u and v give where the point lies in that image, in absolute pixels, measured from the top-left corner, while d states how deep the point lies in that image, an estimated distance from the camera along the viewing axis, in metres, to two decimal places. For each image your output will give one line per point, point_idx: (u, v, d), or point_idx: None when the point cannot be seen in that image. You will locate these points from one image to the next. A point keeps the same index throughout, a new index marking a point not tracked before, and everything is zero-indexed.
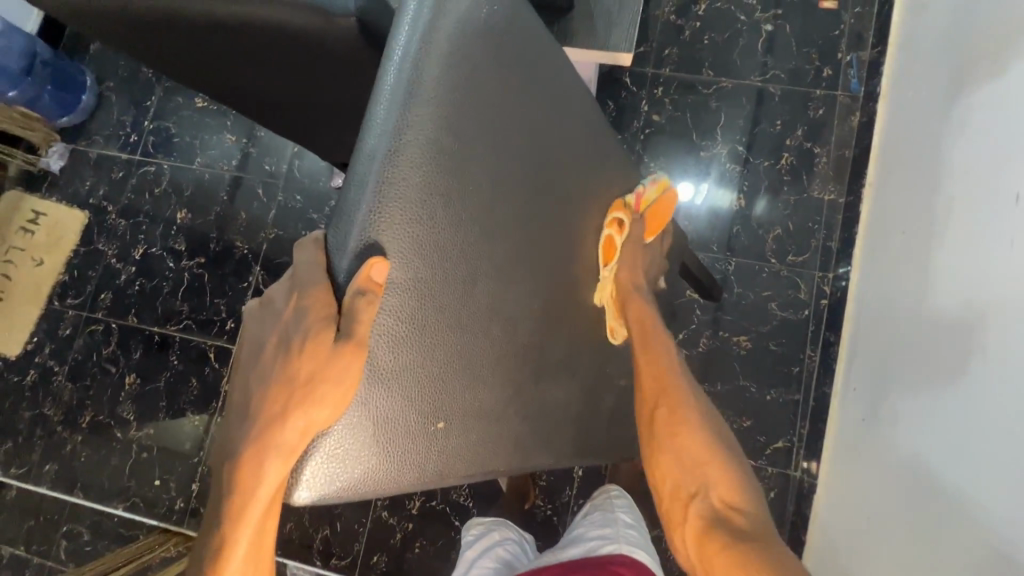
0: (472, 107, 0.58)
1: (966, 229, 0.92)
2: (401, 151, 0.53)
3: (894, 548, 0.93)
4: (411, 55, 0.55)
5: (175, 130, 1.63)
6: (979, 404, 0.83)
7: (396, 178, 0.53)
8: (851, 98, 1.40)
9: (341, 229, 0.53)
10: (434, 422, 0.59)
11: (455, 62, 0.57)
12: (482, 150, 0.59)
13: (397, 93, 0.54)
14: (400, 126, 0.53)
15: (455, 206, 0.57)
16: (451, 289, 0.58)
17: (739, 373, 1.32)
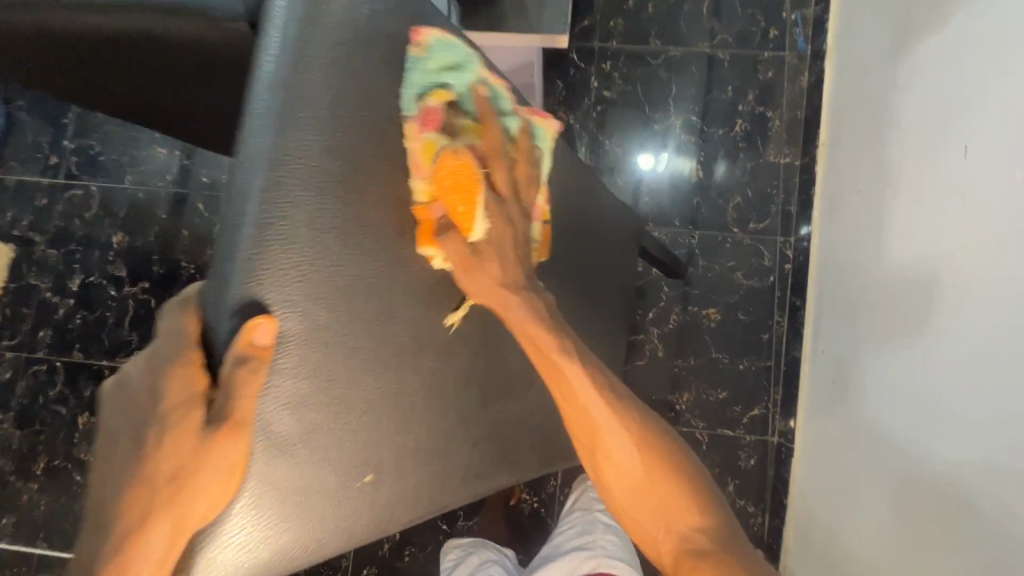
0: (348, 151, 0.54)
1: (916, 188, 0.92)
2: (273, 209, 0.51)
3: (871, 506, 0.95)
4: (272, 105, 0.51)
5: (100, 148, 1.52)
6: (941, 363, 0.84)
7: (270, 247, 0.51)
8: (799, 58, 1.38)
9: (216, 292, 0.51)
10: (358, 475, 0.60)
11: (329, 103, 0.53)
12: (370, 195, 0.57)
13: (261, 152, 0.50)
14: (268, 185, 0.51)
15: (342, 261, 0.55)
16: (353, 344, 0.57)
17: (711, 346, 1.32)
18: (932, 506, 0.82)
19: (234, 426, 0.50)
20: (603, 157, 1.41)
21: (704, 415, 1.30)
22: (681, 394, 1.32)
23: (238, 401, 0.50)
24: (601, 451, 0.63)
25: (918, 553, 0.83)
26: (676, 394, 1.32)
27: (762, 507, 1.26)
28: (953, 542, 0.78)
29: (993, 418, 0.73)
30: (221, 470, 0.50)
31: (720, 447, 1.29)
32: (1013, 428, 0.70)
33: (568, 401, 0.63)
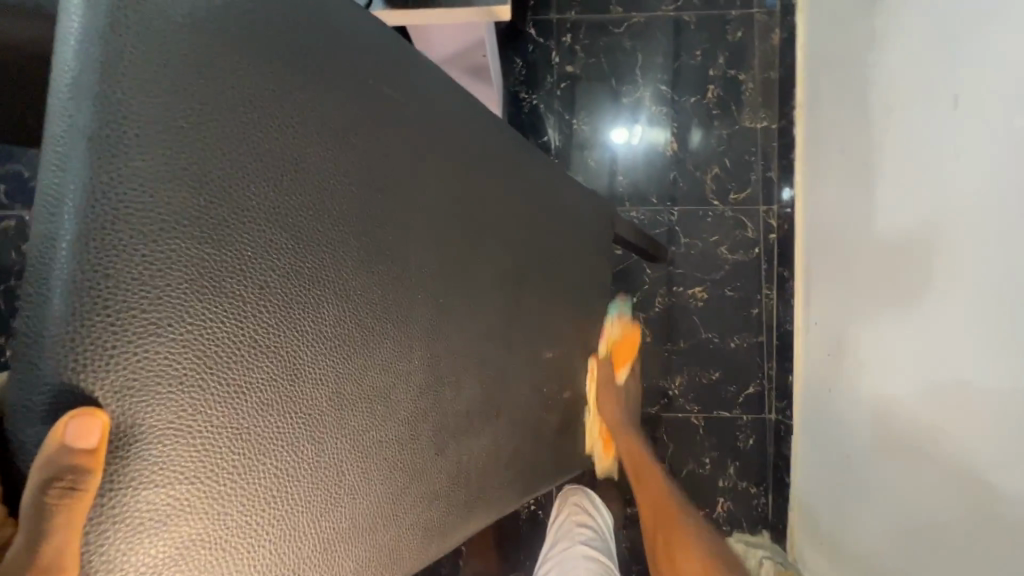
0: (223, 170, 0.42)
1: (907, 144, 0.85)
2: (98, 240, 0.37)
3: (877, 484, 0.91)
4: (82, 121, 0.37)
5: (28, 173, 1.39)
6: (942, 332, 0.78)
7: (100, 304, 0.37)
8: (768, 14, 1.30)
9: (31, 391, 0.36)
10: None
11: (154, 129, 0.39)
12: (243, 234, 0.43)
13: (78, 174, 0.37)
14: (92, 217, 0.37)
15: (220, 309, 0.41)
16: (249, 427, 0.43)
17: (700, 326, 1.27)
18: (936, 482, 0.78)
19: (36, 549, 0.35)
20: (572, 138, 1.33)
21: (698, 398, 1.26)
22: (673, 378, 1.27)
23: (52, 517, 0.35)
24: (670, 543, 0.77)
25: (923, 532, 0.80)
26: (667, 379, 1.27)
27: (764, 486, 1.23)
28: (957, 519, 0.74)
29: (992, 389, 0.68)
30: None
31: (717, 429, 1.25)
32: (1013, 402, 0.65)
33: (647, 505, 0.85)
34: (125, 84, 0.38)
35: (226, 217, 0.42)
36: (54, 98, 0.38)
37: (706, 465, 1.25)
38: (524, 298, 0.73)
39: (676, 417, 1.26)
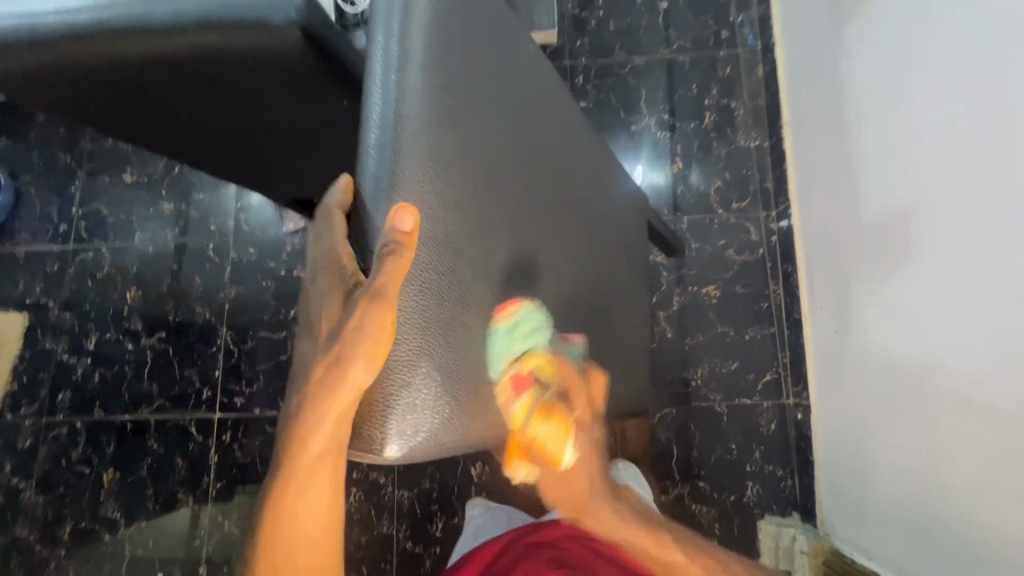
0: (466, 78, 0.59)
1: (881, 136, 1.01)
2: (408, 107, 0.53)
3: (895, 438, 0.99)
4: (394, 38, 0.55)
5: (107, 211, 1.57)
6: (934, 286, 0.90)
7: (410, 146, 0.53)
8: (751, 52, 1.52)
9: (369, 200, 0.52)
10: (485, 373, 0.58)
11: (430, 50, 0.56)
12: (476, 118, 0.60)
13: (392, 66, 0.54)
14: (403, 93, 0.53)
15: (466, 165, 0.58)
16: (477, 254, 0.58)
17: (715, 321, 1.39)
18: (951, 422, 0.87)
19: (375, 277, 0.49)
20: None
21: (720, 387, 1.35)
22: (695, 370, 1.37)
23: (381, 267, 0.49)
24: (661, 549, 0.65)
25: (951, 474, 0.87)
26: (690, 371, 1.37)
27: (789, 468, 1.30)
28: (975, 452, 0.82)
29: (991, 323, 0.79)
30: (366, 342, 0.49)
31: (741, 416, 1.34)
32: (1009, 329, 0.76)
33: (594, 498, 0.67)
34: (412, 25, 0.55)
35: (466, 107, 0.59)
36: (374, 26, 0.56)
37: (732, 450, 1.32)
38: (599, 244, 0.83)
39: (700, 405, 1.35)
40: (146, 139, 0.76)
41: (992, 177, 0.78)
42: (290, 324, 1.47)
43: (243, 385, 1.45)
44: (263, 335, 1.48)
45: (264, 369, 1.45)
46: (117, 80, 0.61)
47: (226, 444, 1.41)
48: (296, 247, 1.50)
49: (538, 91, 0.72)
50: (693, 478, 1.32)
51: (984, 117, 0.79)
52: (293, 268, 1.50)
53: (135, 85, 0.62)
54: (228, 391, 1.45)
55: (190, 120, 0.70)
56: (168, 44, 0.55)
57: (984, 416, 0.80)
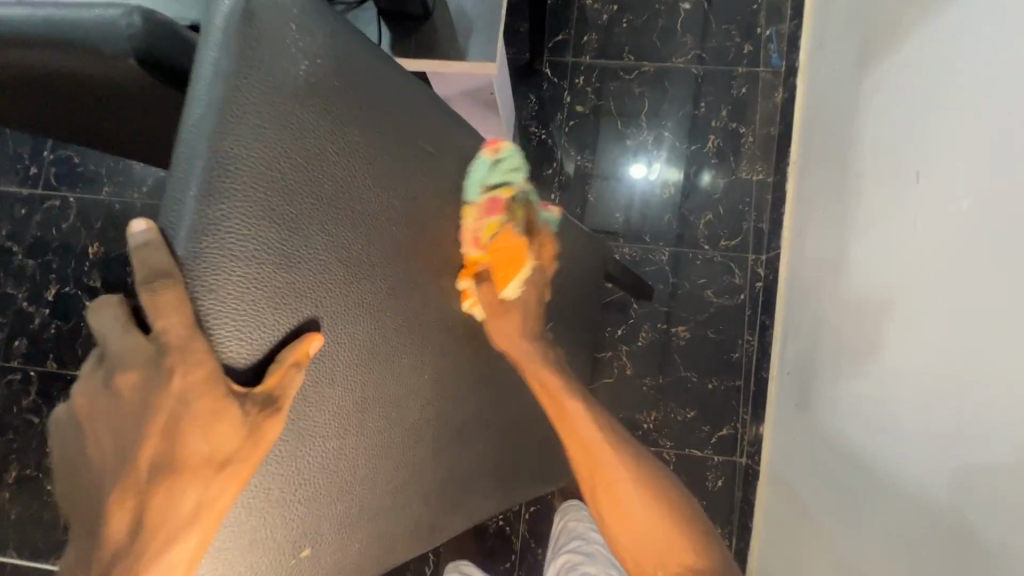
0: (326, 162, 0.48)
1: (876, 210, 0.90)
2: (212, 173, 0.42)
3: (825, 536, 0.93)
4: (223, 82, 0.42)
5: (78, 159, 1.53)
6: (892, 392, 0.81)
7: (222, 220, 0.42)
8: (773, 73, 1.37)
9: (172, 214, 0.42)
10: (297, 551, 0.54)
11: (260, 151, 0.43)
12: (315, 228, 0.48)
13: (211, 112, 0.42)
14: (216, 158, 0.42)
15: (315, 254, 0.48)
16: (324, 376, 0.51)
17: (681, 366, 1.31)
18: (891, 539, 0.78)
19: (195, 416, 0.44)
20: (577, 175, 1.40)
21: (672, 434, 1.29)
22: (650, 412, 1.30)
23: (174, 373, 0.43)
24: (610, 488, 0.64)
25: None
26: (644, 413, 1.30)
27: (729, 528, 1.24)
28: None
29: (951, 444, 0.69)
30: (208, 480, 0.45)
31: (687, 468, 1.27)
32: (972, 459, 0.65)
33: (578, 445, 0.67)
34: (238, 125, 0.42)
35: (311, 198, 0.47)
36: (201, 57, 0.43)
37: None
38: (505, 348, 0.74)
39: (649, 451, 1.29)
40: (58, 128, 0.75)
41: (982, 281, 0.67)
42: None
43: None
44: None
45: None
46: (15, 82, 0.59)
47: None
48: None
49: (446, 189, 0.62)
50: None
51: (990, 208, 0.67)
52: None
53: (20, 85, 0.60)
54: None
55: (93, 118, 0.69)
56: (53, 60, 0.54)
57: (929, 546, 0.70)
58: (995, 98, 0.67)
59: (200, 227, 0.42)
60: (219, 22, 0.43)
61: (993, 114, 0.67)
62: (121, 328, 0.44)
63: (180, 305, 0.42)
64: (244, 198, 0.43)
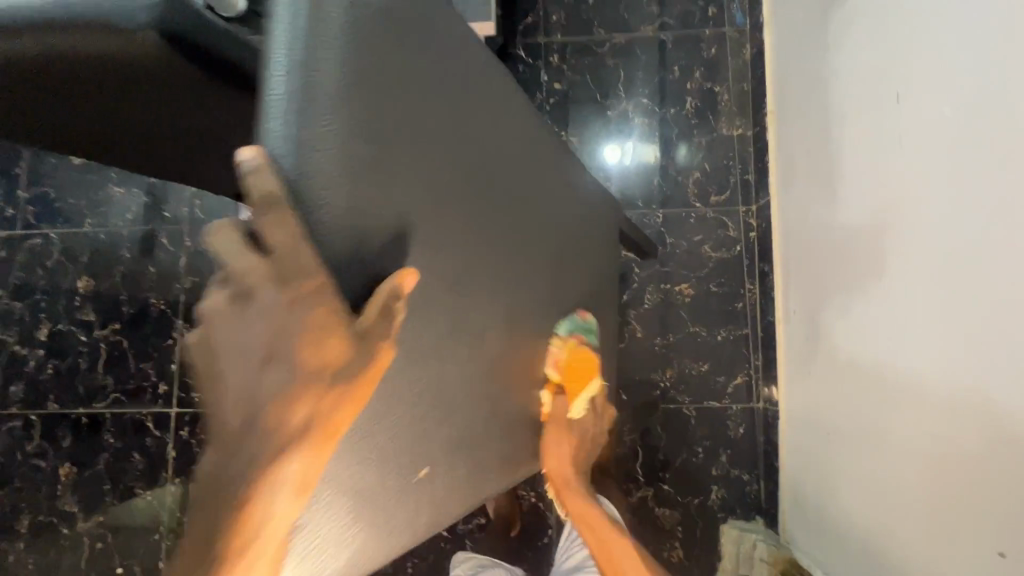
0: (402, 85, 0.48)
1: (863, 138, 0.93)
2: (309, 92, 0.41)
3: (857, 459, 0.95)
4: (304, 1, 0.42)
5: (54, 195, 1.49)
6: (902, 307, 0.84)
7: (325, 139, 0.41)
8: (739, 31, 1.41)
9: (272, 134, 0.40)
10: (417, 474, 0.57)
11: (350, 73, 0.43)
12: (400, 152, 0.48)
13: (297, 30, 0.41)
14: (310, 75, 0.41)
15: (403, 180, 0.49)
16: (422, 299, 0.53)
17: (688, 322, 1.34)
18: (923, 451, 0.79)
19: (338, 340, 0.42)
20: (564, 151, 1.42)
21: (689, 389, 1.31)
22: (665, 370, 1.33)
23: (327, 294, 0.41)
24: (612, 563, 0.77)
25: (916, 507, 0.80)
26: (659, 372, 1.33)
27: (755, 472, 1.27)
28: (946, 486, 0.75)
29: (969, 346, 0.71)
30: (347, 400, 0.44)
31: (709, 419, 1.30)
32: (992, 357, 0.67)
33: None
34: (328, 44, 0.42)
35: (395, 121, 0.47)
36: None
37: (699, 453, 1.29)
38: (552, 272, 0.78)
39: (668, 408, 1.31)
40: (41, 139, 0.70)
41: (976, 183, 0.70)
42: None
43: None
44: None
45: None
46: None
47: (183, 439, 1.38)
48: None
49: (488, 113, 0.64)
50: (659, 481, 1.29)
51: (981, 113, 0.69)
52: None
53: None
54: (184, 386, 1.40)
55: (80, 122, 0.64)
56: None
57: (959, 449, 0.72)
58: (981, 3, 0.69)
59: (302, 144, 0.40)
60: None
61: (979, 21, 0.69)
62: (239, 251, 0.40)
63: (294, 236, 0.40)
64: (343, 120, 0.43)
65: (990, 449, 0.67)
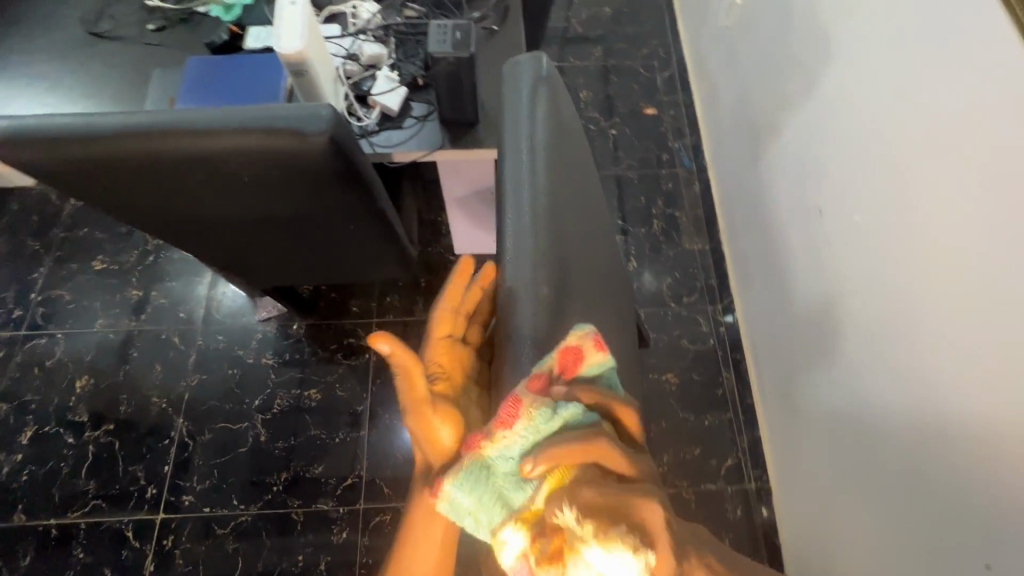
0: (569, 168, 0.65)
1: (801, 240, 1.18)
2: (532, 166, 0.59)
3: (851, 521, 1.03)
4: (532, 115, 0.62)
5: (68, 297, 1.55)
6: (859, 370, 0.99)
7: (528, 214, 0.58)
8: (688, 171, 1.78)
9: (514, 208, 0.58)
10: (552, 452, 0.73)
11: (554, 157, 0.61)
12: (571, 213, 0.63)
13: (525, 144, 0.60)
14: (531, 159, 0.59)
15: (572, 233, 0.62)
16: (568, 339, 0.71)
17: (676, 407, 1.46)
18: (903, 502, 0.89)
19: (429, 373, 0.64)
20: None
21: (685, 473, 1.39)
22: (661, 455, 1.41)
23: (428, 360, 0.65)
24: None
25: (908, 556, 0.88)
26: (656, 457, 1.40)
27: (759, 556, 1.31)
28: (922, 519, 0.85)
29: (914, 395, 0.85)
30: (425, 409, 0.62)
31: (707, 502, 1.36)
32: (928, 396, 0.82)
33: None
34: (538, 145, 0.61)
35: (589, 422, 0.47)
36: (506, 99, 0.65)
37: None
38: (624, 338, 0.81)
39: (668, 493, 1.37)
40: (154, 214, 0.85)
41: (886, 261, 0.90)
42: (253, 415, 1.44)
43: (193, 481, 1.36)
44: (223, 425, 1.42)
45: (220, 463, 1.38)
46: (154, 170, 0.71)
47: (166, 548, 1.30)
48: (267, 334, 1.52)
49: (594, 197, 0.74)
50: None
51: (876, 216, 0.93)
52: (262, 355, 1.50)
53: (153, 171, 0.71)
54: (175, 488, 1.36)
55: (201, 199, 0.79)
56: (209, 140, 0.66)
57: (927, 487, 0.83)
58: (859, 147, 0.97)
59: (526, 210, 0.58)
60: (519, 97, 0.64)
61: (862, 153, 0.96)
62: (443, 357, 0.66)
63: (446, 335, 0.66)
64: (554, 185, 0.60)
65: (954, 481, 0.78)
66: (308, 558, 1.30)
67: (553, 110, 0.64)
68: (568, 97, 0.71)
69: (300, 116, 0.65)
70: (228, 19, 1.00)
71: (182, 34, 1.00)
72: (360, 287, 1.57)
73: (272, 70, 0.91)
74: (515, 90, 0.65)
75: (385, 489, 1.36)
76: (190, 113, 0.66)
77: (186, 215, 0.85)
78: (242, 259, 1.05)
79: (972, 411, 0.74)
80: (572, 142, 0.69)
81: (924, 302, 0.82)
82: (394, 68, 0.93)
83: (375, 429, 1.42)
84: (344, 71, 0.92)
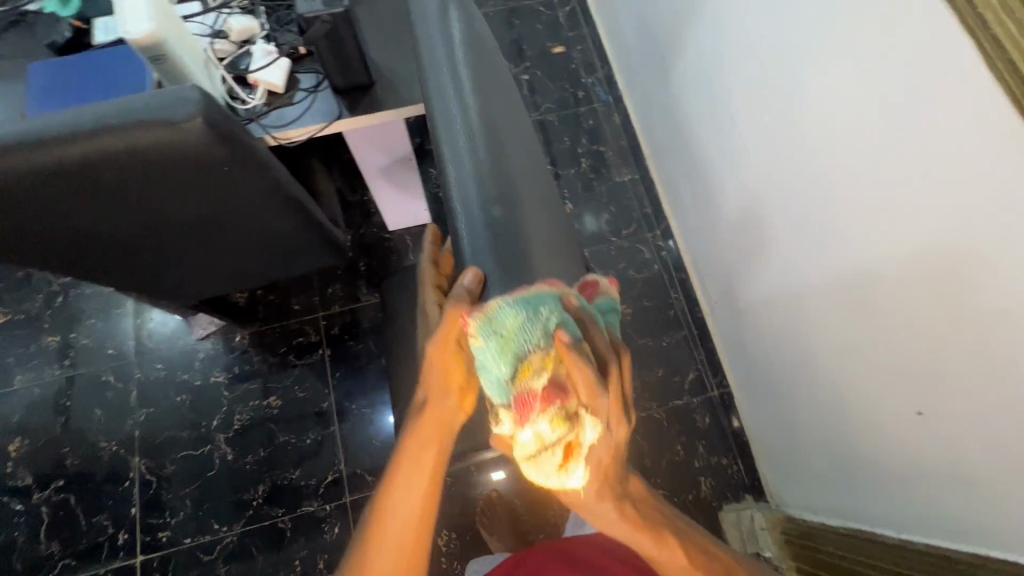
0: (501, 100, 0.66)
1: (719, 153, 1.21)
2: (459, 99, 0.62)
3: (805, 402, 1.11)
4: (449, 52, 0.64)
5: None
6: (790, 264, 1.04)
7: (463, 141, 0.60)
8: (606, 105, 1.78)
9: (449, 140, 0.61)
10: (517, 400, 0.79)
11: (480, 88, 0.63)
12: (512, 140, 0.65)
13: (445, 79, 0.63)
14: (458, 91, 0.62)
15: (513, 155, 0.63)
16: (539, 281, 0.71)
17: (634, 336, 1.51)
18: (845, 374, 0.95)
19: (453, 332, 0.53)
20: None
21: (653, 395, 1.45)
22: None
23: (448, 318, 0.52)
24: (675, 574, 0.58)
25: (857, 421, 0.96)
26: None
27: (731, 453, 1.40)
28: (861, 387, 0.92)
29: (841, 275, 0.90)
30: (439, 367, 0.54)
31: (678, 416, 1.43)
32: (850, 273, 0.88)
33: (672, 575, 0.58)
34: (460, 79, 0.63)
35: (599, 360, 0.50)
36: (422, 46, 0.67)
37: (679, 451, 1.40)
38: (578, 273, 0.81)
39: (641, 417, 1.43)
40: (37, 246, 0.76)
41: (797, 154, 0.94)
42: (214, 436, 1.38)
43: (166, 516, 1.31)
44: (185, 453, 1.36)
45: (191, 492, 1.33)
46: (16, 194, 0.63)
47: None
48: (210, 352, 1.44)
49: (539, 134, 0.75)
50: (652, 488, 1.38)
51: (780, 113, 0.96)
52: (209, 374, 1.42)
53: (16, 196, 0.64)
54: (149, 527, 1.30)
55: (83, 218, 0.72)
56: (68, 149, 0.59)
57: (864, 356, 0.89)
58: (756, 48, 0.99)
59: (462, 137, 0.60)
60: (433, 37, 0.66)
61: (759, 54, 0.98)
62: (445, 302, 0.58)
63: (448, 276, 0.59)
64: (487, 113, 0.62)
65: (885, 345, 0.84)
66: (306, 561, 1.29)
67: (469, 47, 0.66)
68: (489, 39, 0.73)
69: (165, 103, 0.59)
70: (68, 14, 0.88)
71: (19, 41, 0.88)
72: (298, 284, 1.51)
73: (132, 64, 0.82)
74: (427, 33, 0.66)
75: (367, 477, 1.35)
76: (40, 122, 0.59)
77: (74, 240, 0.77)
78: (157, 278, 0.97)
79: (891, 277, 0.80)
80: (500, 79, 0.70)
81: (837, 186, 0.86)
82: (270, 40, 0.86)
83: (345, 422, 1.40)
84: (214, 51, 0.84)
